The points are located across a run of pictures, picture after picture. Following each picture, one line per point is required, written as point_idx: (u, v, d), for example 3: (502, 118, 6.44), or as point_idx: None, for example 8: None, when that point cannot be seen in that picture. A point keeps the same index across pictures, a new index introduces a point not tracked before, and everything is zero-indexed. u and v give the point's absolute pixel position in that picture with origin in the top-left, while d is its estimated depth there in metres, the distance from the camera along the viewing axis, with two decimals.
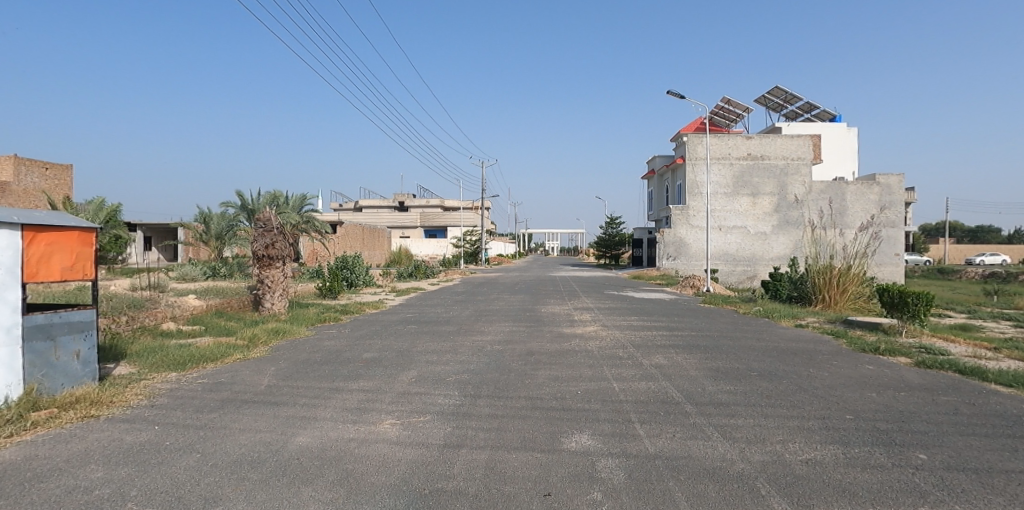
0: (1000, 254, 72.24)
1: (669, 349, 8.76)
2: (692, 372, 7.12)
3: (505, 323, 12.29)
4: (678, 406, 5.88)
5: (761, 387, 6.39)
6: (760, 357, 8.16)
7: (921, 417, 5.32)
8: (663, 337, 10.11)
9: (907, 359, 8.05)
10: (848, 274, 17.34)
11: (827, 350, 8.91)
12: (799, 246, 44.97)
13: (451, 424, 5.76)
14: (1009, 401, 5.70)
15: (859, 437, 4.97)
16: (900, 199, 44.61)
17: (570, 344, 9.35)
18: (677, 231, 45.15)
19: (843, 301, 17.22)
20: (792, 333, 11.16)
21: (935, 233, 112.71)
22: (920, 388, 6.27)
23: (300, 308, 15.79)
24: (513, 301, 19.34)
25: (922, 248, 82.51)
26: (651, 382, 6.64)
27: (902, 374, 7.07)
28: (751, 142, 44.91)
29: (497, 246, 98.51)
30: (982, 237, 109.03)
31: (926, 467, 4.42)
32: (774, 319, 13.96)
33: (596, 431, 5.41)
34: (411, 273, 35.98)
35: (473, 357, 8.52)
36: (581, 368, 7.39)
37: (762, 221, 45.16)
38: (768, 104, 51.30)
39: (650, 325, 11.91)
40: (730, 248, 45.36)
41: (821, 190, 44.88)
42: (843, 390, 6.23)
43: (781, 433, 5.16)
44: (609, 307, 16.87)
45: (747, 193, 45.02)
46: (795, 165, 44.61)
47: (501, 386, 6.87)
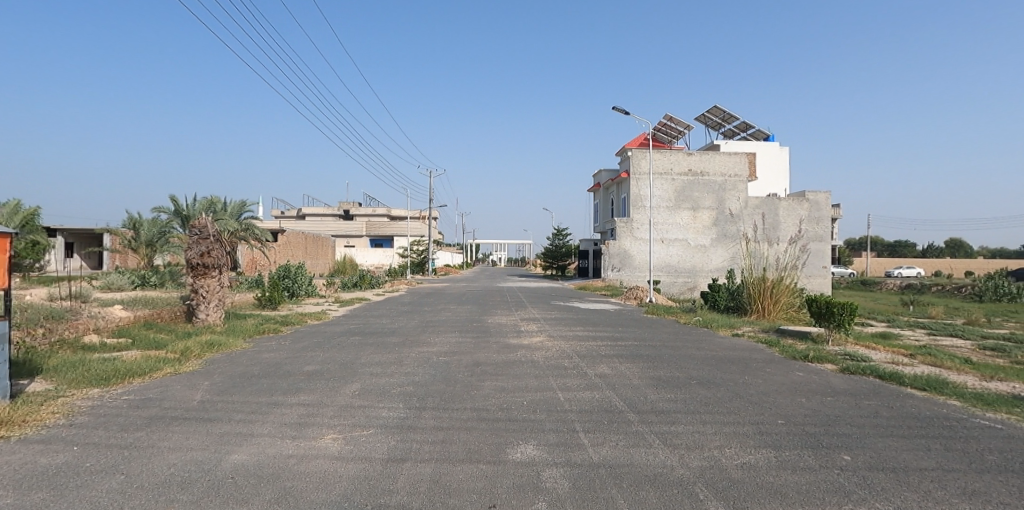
0: (914, 267, 77.71)
1: (613, 360, 8.85)
2: (636, 381, 7.15)
3: (451, 335, 12.16)
4: (621, 413, 5.85)
5: (700, 395, 6.50)
6: (699, 365, 8.37)
7: (846, 420, 5.57)
8: (607, 347, 10.19)
9: (833, 365, 8.46)
10: (780, 285, 18.19)
11: (762, 358, 9.27)
12: (736, 258, 46.99)
13: (395, 438, 5.64)
14: (924, 403, 6.07)
15: (790, 440, 5.16)
16: (827, 214, 47.48)
17: (516, 355, 9.32)
18: (621, 242, 46.16)
19: (776, 311, 18.08)
20: (729, 342, 11.54)
21: (858, 247, 120.40)
22: (844, 393, 6.60)
23: (238, 319, 15.12)
24: (459, 311, 19.22)
25: (846, 261, 88.35)
26: (596, 392, 6.53)
27: (827, 380, 7.44)
28: (692, 157, 46.53)
29: (444, 255, 98.18)
30: (900, 252, 116.89)
31: (849, 468, 4.71)
32: (712, 329, 14.49)
33: (542, 441, 5.42)
34: (355, 283, 35.22)
35: (417, 368, 8.31)
36: (528, 379, 7.25)
37: (702, 233, 46.92)
38: (708, 122, 53.52)
39: (595, 336, 12.04)
40: (672, 260, 46.79)
41: (756, 205, 47.18)
42: (776, 396, 6.43)
43: (719, 437, 5.29)
44: (555, 317, 17.02)
45: (689, 207, 46.74)
46: (733, 181, 46.73)
47: (446, 397, 6.66)
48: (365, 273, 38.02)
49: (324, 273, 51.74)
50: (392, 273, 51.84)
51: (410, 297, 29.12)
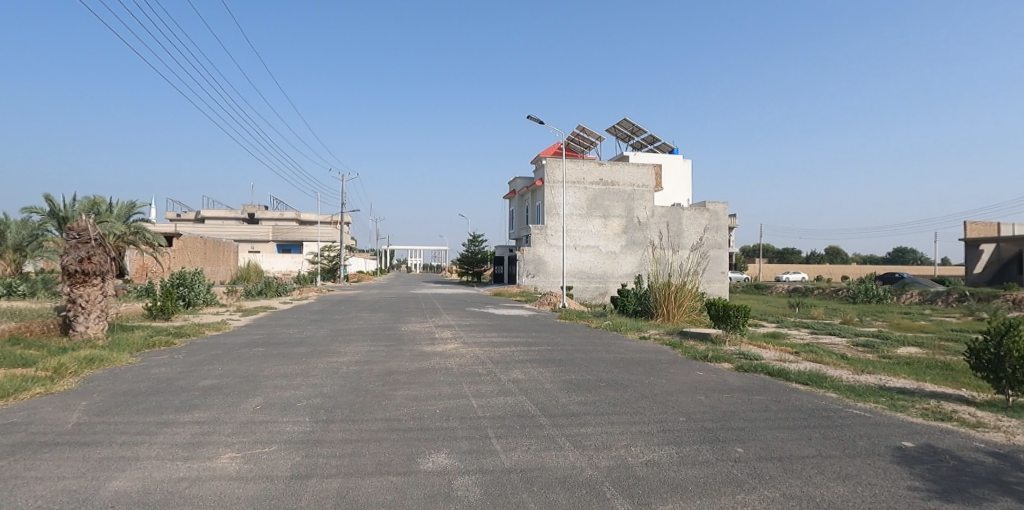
0: (800, 272, 85.19)
1: (526, 365, 8.89)
2: (548, 385, 7.22)
3: (362, 343, 11.77)
4: (534, 418, 5.87)
5: (609, 396, 6.68)
6: (608, 368, 8.62)
7: (740, 415, 5.94)
8: (521, 353, 10.26)
9: (729, 364, 9.01)
10: (684, 290, 19.23)
11: (666, 359, 9.70)
12: (643, 264, 49.15)
13: (300, 454, 5.33)
14: (806, 397, 6.61)
15: (690, 436, 5.43)
16: (724, 224, 51.04)
17: (430, 362, 9.16)
18: (536, 249, 46.91)
19: (680, 314, 19.09)
20: (637, 345, 11.98)
21: (751, 254, 129.94)
22: (739, 390, 7.04)
23: (124, 332, 13.82)
24: (373, 319, 18.68)
25: (742, 267, 95.32)
26: (508, 397, 6.51)
27: (724, 378, 7.92)
28: (603, 168, 48.46)
29: (358, 262, 95.46)
30: (788, 258, 127.51)
31: (742, 460, 5.04)
32: (621, 332, 15.02)
33: (454, 449, 5.31)
34: (260, 291, 33.40)
35: (325, 380, 7.93)
36: (441, 386, 7.11)
37: (612, 241, 48.82)
38: (618, 134, 55.98)
39: (509, 342, 12.08)
40: (585, 266, 48.25)
41: (662, 214, 49.81)
42: (679, 395, 6.74)
43: (625, 437, 5.45)
44: (470, 324, 16.90)
45: (600, 215, 48.52)
46: (641, 191, 49.17)
47: (356, 408, 6.40)
48: (270, 279, 36.01)
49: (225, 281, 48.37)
50: (302, 281, 49.43)
51: (320, 305, 27.88)
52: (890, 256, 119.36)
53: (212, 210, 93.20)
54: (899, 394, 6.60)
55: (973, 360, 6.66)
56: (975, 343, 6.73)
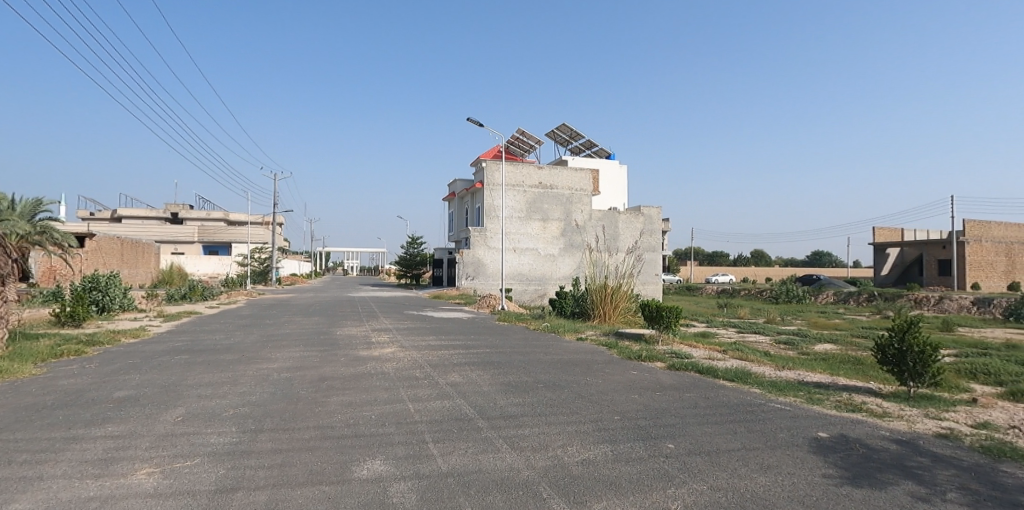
0: (727, 274, 89.53)
1: (463, 367, 8.86)
2: (486, 387, 7.21)
3: (295, 349, 11.36)
4: (471, 420, 5.84)
5: (547, 397, 6.74)
6: (546, 369, 8.72)
7: (671, 412, 6.14)
8: (459, 355, 10.21)
9: (662, 363, 9.31)
10: (619, 292, 19.75)
11: (602, 359, 9.93)
12: (581, 266, 49.97)
13: (225, 466, 5.06)
14: (733, 392, 6.94)
15: (625, 434, 5.57)
16: (658, 227, 52.72)
17: (366, 367, 8.95)
18: (475, 251, 46.74)
19: (616, 315, 19.60)
20: (574, 346, 12.20)
21: (682, 258, 135.38)
22: (671, 387, 7.29)
23: (25, 340, 12.68)
24: (307, 324, 18.03)
25: (674, 270, 99.19)
26: (446, 401, 6.45)
27: (657, 376, 8.19)
28: (541, 172, 49.00)
29: (292, 264, 92.15)
30: (717, 261, 133.68)
31: (673, 455, 5.21)
32: (559, 334, 15.23)
33: (390, 454, 5.19)
34: (183, 295, 31.64)
35: (255, 388, 7.59)
36: (377, 392, 6.95)
37: (551, 243, 49.44)
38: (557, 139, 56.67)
39: (448, 345, 11.98)
40: (524, 268, 48.61)
41: (599, 218, 50.83)
42: (614, 394, 6.90)
43: (562, 437, 5.52)
44: (407, 327, 16.62)
45: (539, 218, 49.03)
46: (578, 195, 49.93)
47: (287, 416, 6.15)
48: (194, 282, 34.09)
49: (143, 284, 45.29)
50: (231, 285, 47.02)
51: (249, 309, 26.64)
52: (808, 259, 127.61)
53: (130, 209, 87.02)
54: (816, 388, 7.05)
55: (880, 354, 7.22)
56: (881, 338, 7.29)
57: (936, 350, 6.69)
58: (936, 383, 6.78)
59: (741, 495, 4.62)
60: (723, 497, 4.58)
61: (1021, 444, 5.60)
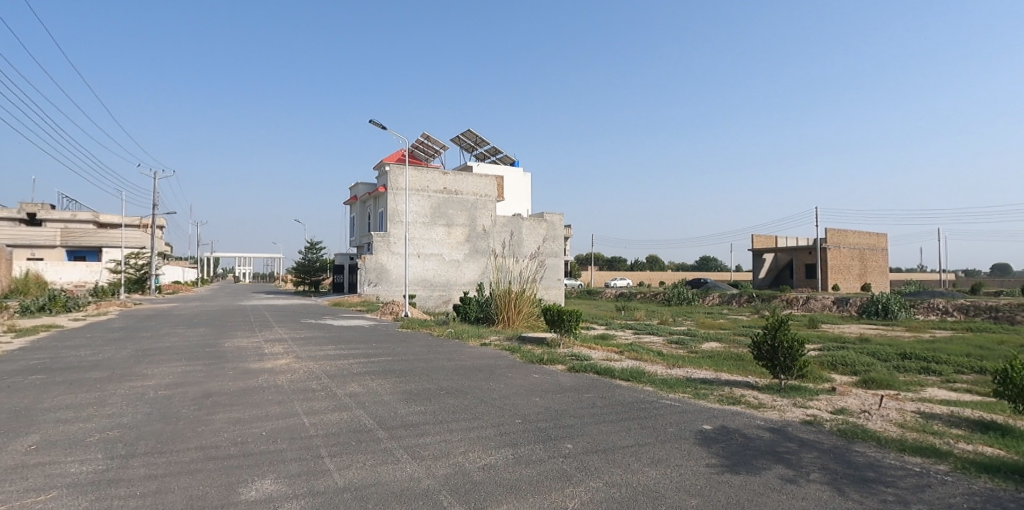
0: (624, 278, 93.46)
1: (364, 377, 8.63)
2: (386, 397, 7.05)
3: (175, 364, 10.45)
4: (370, 432, 5.70)
5: (449, 404, 6.71)
6: (449, 376, 8.69)
7: (570, 413, 6.34)
8: (359, 365, 9.91)
9: (562, 366, 9.62)
10: (522, 296, 20.07)
11: (505, 364, 10.05)
12: (487, 272, 47.00)
13: (86, 498, 4.49)
14: (628, 391, 7.31)
15: (525, 437, 5.67)
16: (560, 234, 50.98)
17: (256, 380, 8.43)
18: (378, 256, 42.72)
19: (519, 319, 19.95)
20: (478, 352, 12.27)
21: (583, 263, 139.50)
22: (570, 389, 7.52)
23: None
24: (190, 336, 16.58)
25: (576, 274, 102.11)
26: (344, 413, 6.23)
27: (558, 379, 8.42)
28: (447, 177, 45.45)
29: (174, 271, 84.24)
30: (615, 266, 139.39)
31: (571, 454, 5.38)
32: (463, 340, 15.19)
33: (281, 473, 4.86)
34: (41, 306, 28.10)
35: (127, 408, 6.90)
36: (269, 406, 6.57)
37: (456, 249, 45.85)
38: (462, 144, 54.58)
39: (348, 355, 11.57)
40: (428, 274, 44.84)
41: (503, 223, 48.12)
42: (515, 398, 7.00)
43: (463, 443, 5.51)
44: (303, 337, 15.76)
45: (443, 223, 45.33)
46: (483, 200, 46.79)
47: (165, 438, 5.64)
48: (55, 292, 30.27)
49: None
50: (99, 296, 41.96)
51: (120, 322, 23.97)
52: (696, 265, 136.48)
53: None
54: (702, 384, 7.59)
55: (755, 350, 7.92)
56: (756, 335, 7.99)
57: (802, 345, 7.47)
58: (802, 375, 7.58)
59: (633, 489, 4.85)
60: (617, 492, 4.77)
61: (869, 425, 6.39)
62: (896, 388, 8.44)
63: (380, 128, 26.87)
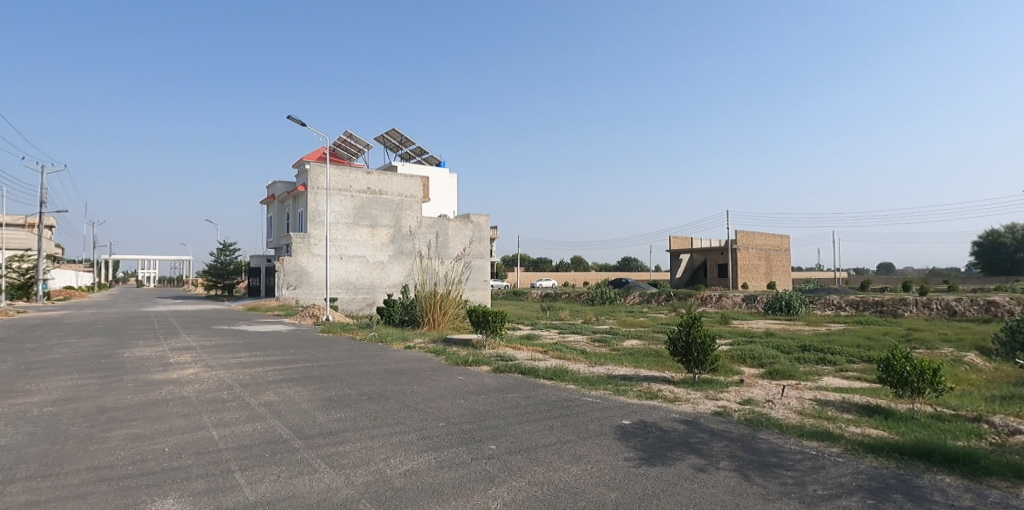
0: (548, 279, 95.10)
1: (281, 384, 8.30)
2: (304, 404, 6.82)
3: (62, 378, 9.54)
4: (286, 442, 5.48)
5: (370, 409, 6.60)
6: (371, 380, 8.52)
7: (494, 414, 6.40)
8: (275, 372, 9.52)
9: (487, 367, 9.69)
10: (447, 298, 20.01)
11: (429, 367, 9.98)
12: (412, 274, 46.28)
13: None
14: (551, 390, 7.46)
15: (449, 440, 5.66)
16: (487, 235, 50.89)
17: (158, 393, 7.89)
18: (297, 259, 41.08)
19: (445, 321, 19.86)
20: (402, 355, 12.09)
21: (509, 263, 140.31)
22: (493, 390, 7.58)
23: None
24: (81, 347, 15.10)
25: (503, 275, 102.96)
26: (257, 423, 5.96)
27: (482, 380, 8.47)
28: (370, 176, 44.36)
29: (63, 275, 76.53)
30: (541, 266, 141.67)
31: (494, 455, 5.43)
32: (387, 344, 14.92)
33: (185, 491, 4.54)
34: None
35: (5, 429, 6.23)
36: (173, 420, 6.17)
37: (380, 251, 44.86)
38: (386, 143, 53.47)
39: (264, 362, 11.05)
40: (351, 277, 43.54)
41: (429, 224, 47.67)
42: (438, 401, 6.98)
43: (384, 450, 5.42)
44: (215, 345, 14.82)
45: (367, 224, 44.21)
46: (408, 201, 46.10)
47: (49, 461, 5.14)
48: None
49: None
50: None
51: (1, 332, 21.51)
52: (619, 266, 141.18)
53: None
54: (622, 381, 7.88)
55: (670, 346, 8.32)
56: (672, 332, 8.40)
57: (713, 340, 7.95)
58: (714, 368, 8.04)
59: (554, 487, 4.94)
60: (538, 491, 4.84)
61: (772, 413, 6.88)
62: (796, 378, 9.16)
63: (298, 125, 25.75)
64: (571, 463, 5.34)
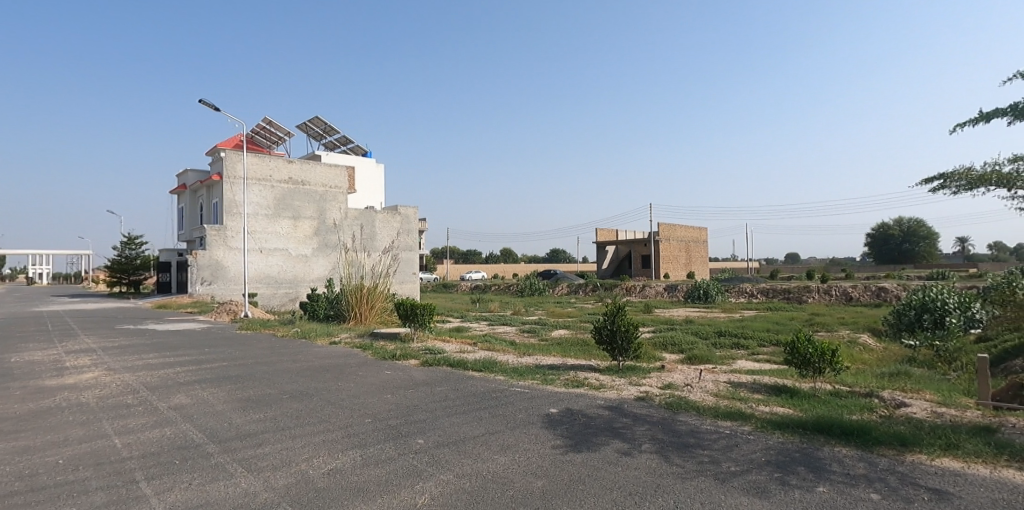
0: (479, 271, 95.08)
1: (194, 386, 7.90)
2: (219, 406, 6.52)
3: None
4: (199, 447, 5.22)
5: (292, 408, 6.41)
6: (293, 378, 8.26)
7: (421, 408, 6.39)
8: (187, 373, 9.02)
9: (416, 360, 9.63)
10: (374, 292, 19.67)
11: (355, 362, 9.78)
12: (337, 268, 44.75)
13: None
14: (480, 382, 7.53)
15: (375, 437, 5.60)
16: (415, 227, 50.09)
17: (50, 400, 7.26)
18: (212, 253, 38.76)
19: (372, 316, 19.51)
20: (326, 351, 11.77)
21: (439, 256, 138.98)
22: (421, 384, 7.53)
23: None
24: None
25: (433, 268, 102.01)
26: (166, 429, 5.64)
27: (410, 374, 8.41)
28: (292, 166, 42.50)
29: None
30: (471, 258, 141.42)
31: (422, 450, 5.42)
32: (312, 340, 14.51)
33: (82, 505, 4.20)
34: None
35: None
36: (69, 430, 5.72)
37: (303, 244, 43.16)
38: (310, 132, 51.36)
39: (175, 363, 10.42)
40: (272, 271, 41.62)
41: (355, 216, 46.28)
42: (365, 396, 6.89)
43: (306, 450, 5.29)
44: (122, 347, 13.78)
45: (289, 217, 42.39)
46: (334, 192, 44.57)
47: None
48: None
49: None
50: None
51: None
52: (548, 258, 143.43)
53: None
54: (549, 370, 8.13)
55: (597, 334, 8.58)
56: (598, 321, 8.66)
57: (636, 328, 8.30)
58: (637, 355, 8.42)
59: (481, 479, 4.99)
60: (466, 484, 4.86)
61: (690, 397, 7.28)
62: (713, 362, 9.74)
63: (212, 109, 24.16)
64: (499, 453, 5.43)
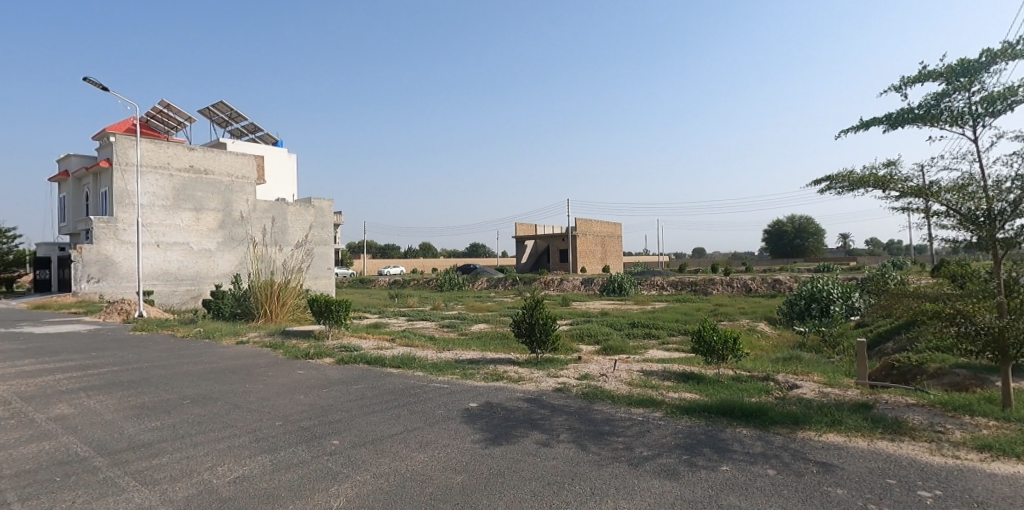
0: (397, 266, 93.31)
1: (78, 394, 7.24)
2: (108, 416, 6.04)
3: None
4: (85, 461, 4.82)
5: (193, 414, 6.06)
6: (194, 382, 7.79)
7: (335, 408, 6.25)
8: (69, 381, 8.24)
9: (329, 359, 9.37)
10: (286, 289, 18.89)
11: (264, 363, 9.36)
12: (245, 263, 42.30)
13: None
14: (398, 379, 7.47)
15: (286, 440, 5.41)
16: (330, 220, 48.40)
17: None
18: (100, 247, 35.31)
19: (283, 313, 18.73)
20: (231, 351, 11.18)
21: (356, 250, 134.94)
22: (337, 383, 7.35)
23: None
24: None
25: (349, 263, 98.92)
26: (44, 443, 5.14)
27: (324, 373, 8.19)
28: (193, 153, 39.69)
29: None
30: (389, 253, 138.49)
31: (336, 451, 5.30)
32: (217, 340, 13.69)
33: None
34: None
35: None
36: None
37: (207, 238, 40.35)
38: (214, 117, 48.02)
39: (56, 369, 9.47)
40: (170, 267, 38.68)
41: (265, 208, 43.90)
42: (275, 398, 6.65)
43: (210, 458, 5.02)
44: None
45: (190, 208, 39.48)
46: (240, 182, 42.11)
47: None
48: None
49: None
50: None
51: None
52: (469, 253, 143.43)
53: None
54: (469, 364, 8.25)
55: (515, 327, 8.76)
56: (517, 314, 8.83)
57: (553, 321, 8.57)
58: (555, 348, 8.69)
59: (398, 477, 4.95)
60: (382, 483, 4.81)
61: (606, 386, 7.60)
62: (627, 353, 10.22)
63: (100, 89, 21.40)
64: (418, 451, 5.41)
